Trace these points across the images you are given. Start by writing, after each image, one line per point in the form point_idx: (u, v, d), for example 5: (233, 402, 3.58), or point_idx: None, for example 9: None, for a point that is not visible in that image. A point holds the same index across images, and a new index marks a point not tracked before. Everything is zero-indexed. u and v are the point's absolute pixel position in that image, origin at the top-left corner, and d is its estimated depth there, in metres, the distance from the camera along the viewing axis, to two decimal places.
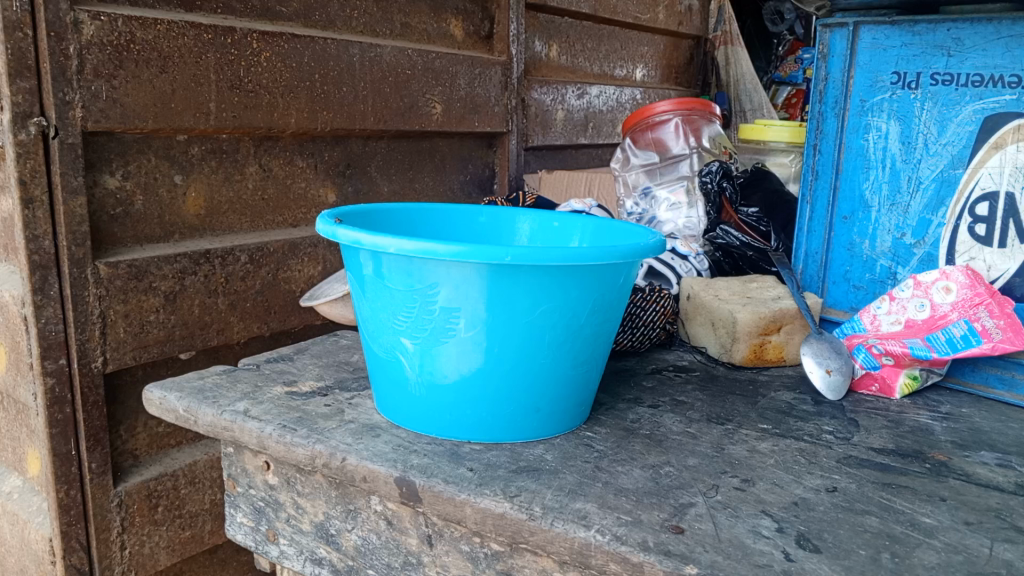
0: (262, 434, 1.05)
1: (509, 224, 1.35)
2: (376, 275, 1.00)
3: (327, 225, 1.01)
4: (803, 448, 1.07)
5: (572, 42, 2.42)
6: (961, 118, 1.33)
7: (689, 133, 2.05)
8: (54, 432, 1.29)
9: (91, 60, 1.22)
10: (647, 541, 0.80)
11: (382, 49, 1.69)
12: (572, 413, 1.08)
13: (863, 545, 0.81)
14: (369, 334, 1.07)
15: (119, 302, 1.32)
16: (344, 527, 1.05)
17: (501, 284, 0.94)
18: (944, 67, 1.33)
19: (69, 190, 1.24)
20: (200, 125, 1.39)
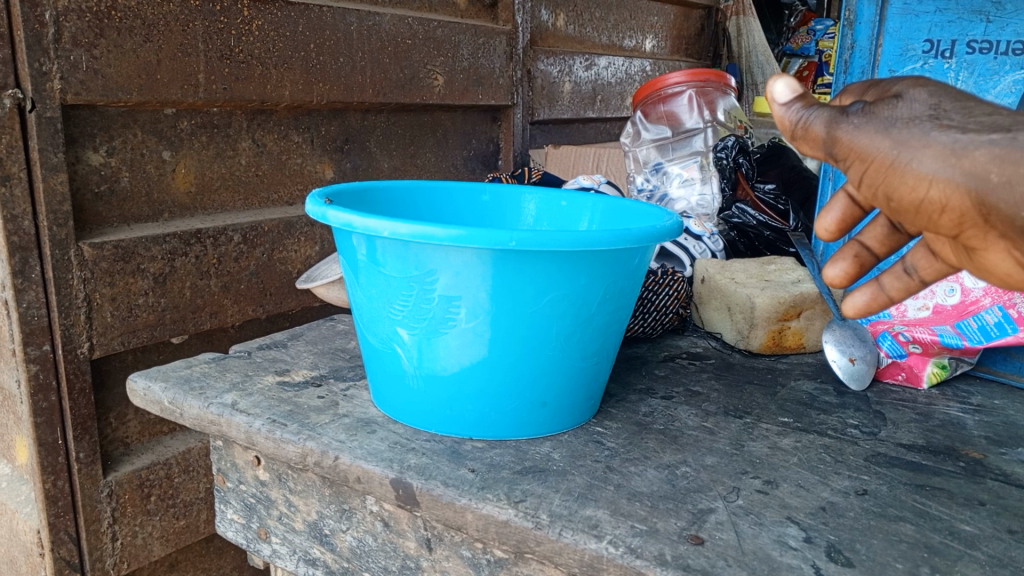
0: (250, 430, 0.98)
1: (514, 202, 1.27)
2: (371, 260, 0.92)
3: (317, 206, 0.94)
4: (828, 444, 1.00)
5: (580, 11, 2.32)
6: (1000, 89, 1.28)
7: (703, 105, 1.95)
8: (39, 421, 1.23)
9: (69, 27, 1.14)
10: (664, 554, 0.73)
11: (380, 17, 1.60)
12: (580, 408, 1.01)
13: (900, 558, 0.75)
14: (365, 324, 1.00)
15: (104, 284, 1.25)
16: (339, 528, 0.98)
17: (506, 270, 0.87)
18: (982, 34, 1.27)
19: (48, 166, 1.16)
20: (189, 98, 1.31)
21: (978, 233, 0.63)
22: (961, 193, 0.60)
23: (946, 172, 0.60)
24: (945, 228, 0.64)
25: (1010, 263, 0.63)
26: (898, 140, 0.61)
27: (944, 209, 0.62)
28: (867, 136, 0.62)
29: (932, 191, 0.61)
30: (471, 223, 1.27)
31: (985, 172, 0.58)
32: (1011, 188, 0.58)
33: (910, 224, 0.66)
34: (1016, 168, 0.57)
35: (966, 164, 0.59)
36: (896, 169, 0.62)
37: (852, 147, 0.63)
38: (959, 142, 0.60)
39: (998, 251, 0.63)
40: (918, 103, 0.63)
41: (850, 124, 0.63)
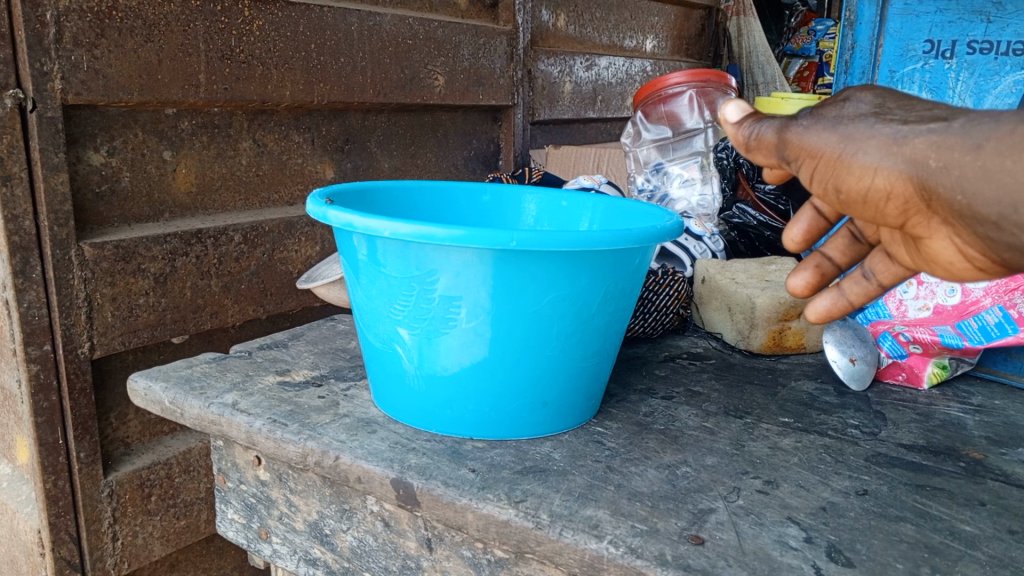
0: (251, 430, 0.99)
1: (514, 203, 1.27)
2: (371, 260, 0.92)
3: (318, 206, 0.94)
4: (828, 444, 1.00)
5: (581, 12, 2.32)
6: (1000, 90, 1.30)
7: (704, 106, 1.94)
8: (40, 421, 1.23)
9: (70, 28, 1.14)
10: (664, 554, 0.73)
11: (381, 18, 1.60)
12: (581, 408, 1.01)
13: (900, 559, 0.75)
14: (366, 325, 1.00)
15: (105, 284, 1.25)
16: (339, 528, 0.98)
17: (507, 270, 0.87)
18: (982, 34, 1.30)
19: (49, 166, 1.16)
20: (190, 98, 1.31)
21: (922, 220, 0.65)
22: (903, 180, 0.62)
23: (889, 161, 0.62)
24: (893, 217, 0.66)
25: (954, 249, 0.65)
26: (844, 134, 0.65)
27: (890, 197, 0.64)
28: (815, 135, 0.66)
29: (876, 179, 0.63)
30: (471, 224, 1.27)
31: (922, 158, 0.61)
32: (946, 173, 0.60)
33: (862, 218, 0.68)
34: (952, 153, 0.60)
35: (907, 152, 0.61)
36: (844, 161, 0.65)
37: (802, 146, 0.67)
38: (900, 132, 0.62)
39: (942, 238, 0.65)
40: (864, 102, 0.67)
41: (800, 125, 0.67)
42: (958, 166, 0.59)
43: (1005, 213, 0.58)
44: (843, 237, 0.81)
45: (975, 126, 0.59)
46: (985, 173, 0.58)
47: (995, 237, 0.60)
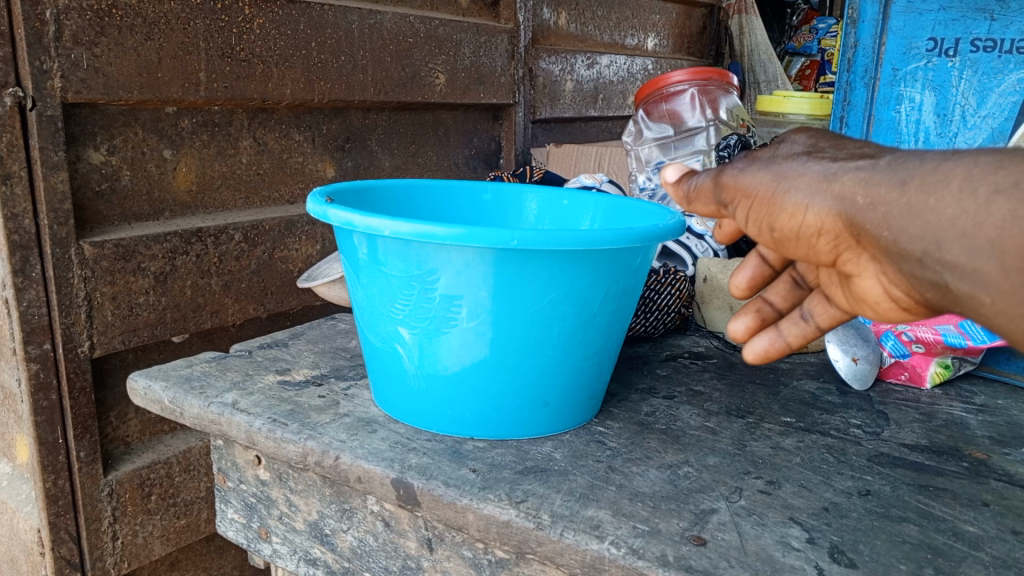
0: (250, 430, 0.98)
1: (515, 201, 1.27)
2: (372, 259, 0.92)
3: (319, 205, 0.93)
4: (831, 444, 1.00)
5: (582, 10, 2.31)
6: (1003, 88, 1.33)
7: (706, 104, 1.93)
8: (40, 420, 1.22)
9: (70, 26, 1.14)
10: (666, 555, 0.73)
11: (381, 16, 1.59)
12: (583, 408, 1.01)
13: (902, 560, 0.74)
14: (366, 324, 0.99)
15: (105, 283, 1.25)
16: (340, 528, 0.98)
17: (510, 269, 0.86)
18: (986, 32, 1.32)
19: (49, 165, 1.16)
20: (190, 96, 1.31)
21: (853, 256, 0.64)
22: (832, 215, 0.62)
23: (819, 197, 0.63)
24: (824, 254, 0.66)
25: (881, 288, 0.64)
26: (778, 173, 0.66)
27: (821, 233, 0.64)
28: (750, 175, 0.68)
29: (807, 216, 0.64)
30: (472, 222, 1.27)
31: (849, 195, 0.61)
32: (872, 209, 0.60)
33: (795, 257, 0.68)
34: (879, 189, 0.60)
35: (836, 188, 0.62)
36: (777, 199, 0.65)
37: (738, 186, 0.68)
38: (831, 170, 0.63)
39: (870, 276, 0.64)
40: (798, 144, 0.70)
41: (735, 169, 0.69)
42: (882, 202, 0.59)
43: (929, 250, 0.57)
44: (784, 282, 0.84)
45: (902, 165, 0.60)
46: (909, 209, 0.58)
47: (919, 277, 0.59)
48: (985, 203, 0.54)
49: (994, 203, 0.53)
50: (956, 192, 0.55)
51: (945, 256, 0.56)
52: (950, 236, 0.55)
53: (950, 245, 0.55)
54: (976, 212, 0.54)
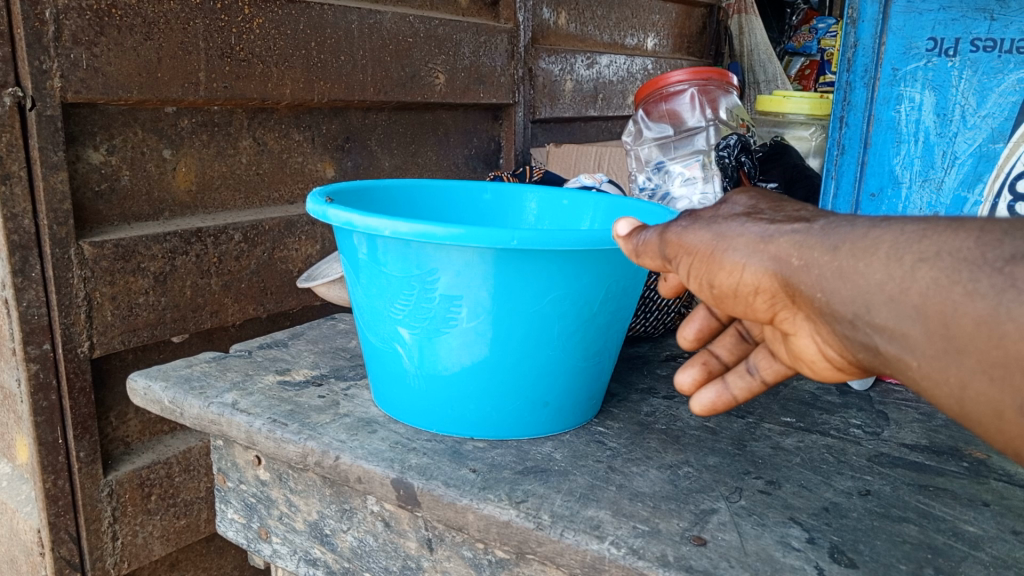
0: (250, 430, 0.98)
1: (515, 201, 1.27)
2: (371, 259, 0.92)
3: (318, 205, 0.93)
4: (831, 444, 1.00)
5: (582, 10, 2.31)
6: (1003, 88, 1.38)
7: (705, 104, 1.93)
8: (39, 420, 1.22)
9: (69, 26, 1.13)
10: (666, 555, 0.73)
11: (381, 15, 1.59)
12: (583, 408, 1.01)
13: (902, 560, 0.74)
14: (366, 323, 0.99)
15: (105, 283, 1.25)
16: (340, 528, 0.98)
17: (510, 270, 0.86)
18: (986, 32, 1.36)
19: (48, 165, 1.15)
20: (189, 96, 1.31)
21: (789, 315, 0.66)
22: (769, 275, 0.64)
23: (756, 258, 0.65)
24: (762, 312, 0.68)
25: (816, 347, 0.66)
26: (718, 233, 0.68)
27: (757, 291, 0.66)
28: (692, 234, 0.70)
29: (744, 275, 0.66)
30: (472, 222, 1.27)
31: (785, 257, 0.63)
32: (806, 271, 0.61)
33: (736, 315, 0.70)
34: (812, 253, 0.61)
35: (772, 250, 0.64)
36: (716, 258, 0.68)
37: (681, 244, 0.70)
38: (767, 232, 0.66)
39: (805, 335, 0.66)
40: (738, 205, 0.72)
41: (678, 227, 0.71)
42: (814, 266, 0.61)
43: (859, 313, 0.58)
44: (730, 336, 0.85)
45: (835, 230, 0.61)
46: (840, 273, 0.59)
47: (850, 339, 0.60)
48: (910, 270, 0.55)
49: (919, 270, 0.54)
50: (885, 258, 0.57)
51: (874, 319, 0.57)
52: (876, 301, 0.56)
53: (877, 309, 0.57)
54: (902, 278, 0.55)
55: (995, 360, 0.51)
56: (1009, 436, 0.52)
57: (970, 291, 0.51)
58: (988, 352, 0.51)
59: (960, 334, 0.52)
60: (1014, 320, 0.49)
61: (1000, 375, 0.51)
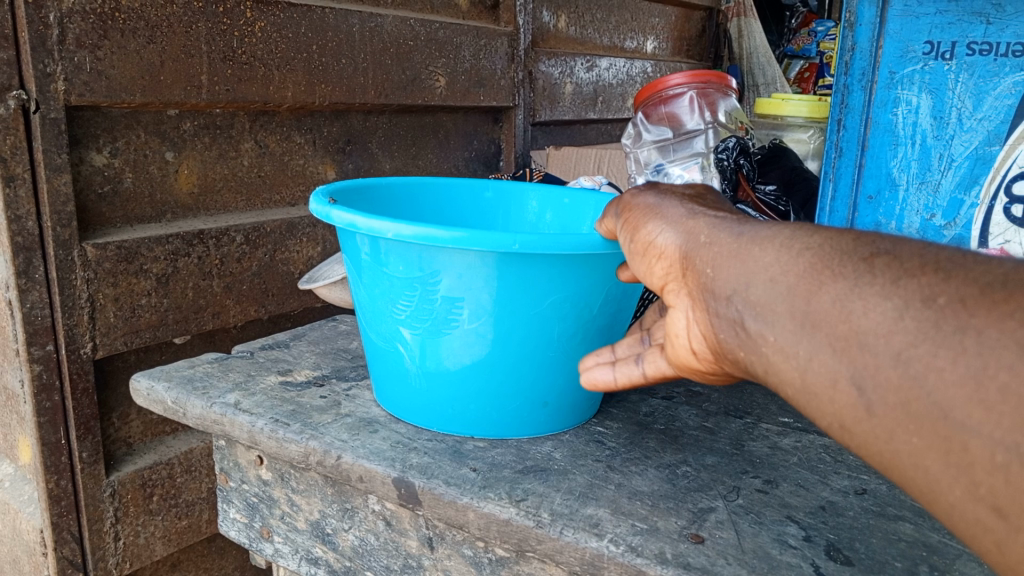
0: (253, 429, 0.99)
1: (518, 200, 1.28)
2: (374, 260, 0.93)
3: (322, 205, 0.94)
4: (828, 444, 1.01)
5: (582, 13, 2.33)
6: (999, 91, 1.44)
7: (704, 106, 1.95)
8: (42, 421, 1.23)
9: (73, 29, 1.14)
10: (664, 552, 0.74)
11: (382, 19, 1.60)
12: (582, 407, 1.02)
13: (898, 557, 0.75)
14: (368, 322, 1.00)
15: (108, 285, 1.26)
16: (342, 527, 0.99)
17: (512, 273, 0.87)
18: (982, 35, 1.43)
19: (52, 167, 1.17)
20: (192, 99, 1.32)
21: (676, 288, 0.71)
22: (676, 245, 0.70)
23: (675, 229, 0.72)
24: (657, 279, 0.73)
25: (685, 324, 0.70)
26: (660, 203, 0.76)
27: (662, 256, 0.72)
28: (644, 197, 0.79)
29: (659, 237, 0.73)
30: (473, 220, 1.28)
31: (697, 233, 0.69)
32: (707, 247, 0.67)
33: (640, 276, 0.76)
34: (719, 233, 0.67)
35: (691, 224, 0.71)
36: (647, 217, 0.75)
37: (631, 201, 0.79)
38: (696, 212, 0.72)
39: (680, 312, 0.70)
40: (698, 190, 0.81)
41: (636, 190, 0.80)
42: (716, 242, 0.66)
43: (739, 289, 0.62)
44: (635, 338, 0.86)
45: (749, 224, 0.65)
46: (735, 253, 0.63)
47: (722, 316, 0.64)
48: (796, 255, 0.59)
49: (803, 256, 0.58)
50: (779, 246, 0.61)
51: (750, 295, 0.61)
52: (757, 279, 0.61)
53: (756, 286, 0.60)
54: (786, 262, 0.59)
55: (840, 334, 0.53)
56: (839, 405, 0.54)
57: (837, 275, 0.55)
58: (837, 326, 0.54)
59: (818, 311, 0.55)
60: (862, 298, 0.52)
61: (841, 347, 0.53)
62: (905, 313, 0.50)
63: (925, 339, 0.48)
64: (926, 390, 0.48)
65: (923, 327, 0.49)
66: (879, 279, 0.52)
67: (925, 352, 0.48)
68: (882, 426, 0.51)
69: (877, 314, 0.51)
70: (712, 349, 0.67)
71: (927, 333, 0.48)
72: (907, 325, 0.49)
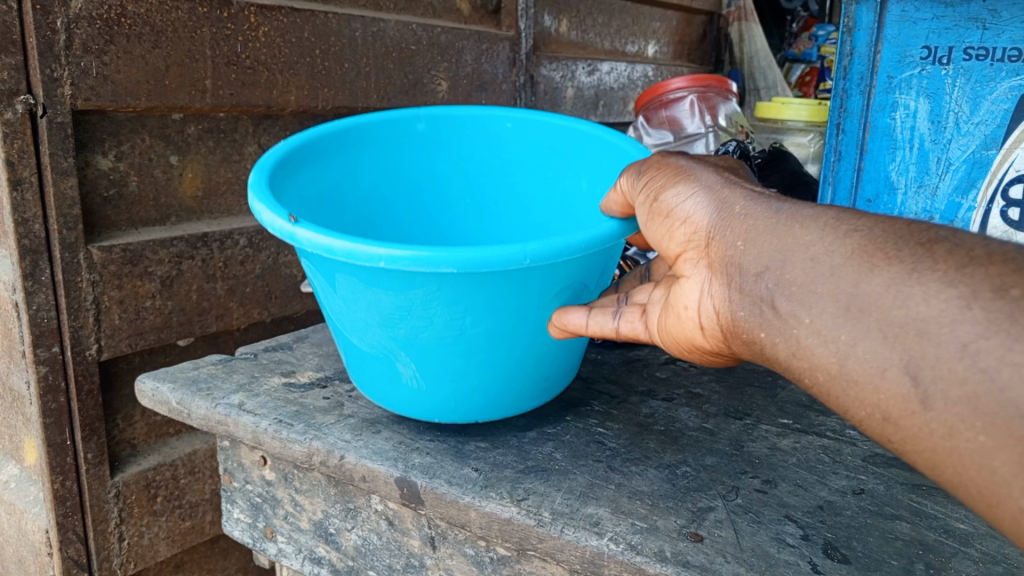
0: (257, 430, 1.00)
1: (495, 125, 1.29)
2: (354, 280, 0.86)
3: (282, 224, 0.84)
4: (827, 445, 1.01)
5: (583, 17, 2.34)
6: (996, 95, 1.45)
7: (705, 110, 1.96)
8: (48, 422, 1.24)
9: (80, 34, 1.16)
10: (663, 551, 0.75)
11: (384, 24, 1.62)
12: (571, 368, 1.07)
13: (895, 555, 0.76)
14: (348, 327, 0.96)
15: (112, 287, 1.27)
16: (344, 527, 1.00)
17: (511, 282, 0.85)
18: (979, 40, 1.44)
19: (59, 171, 1.18)
20: (196, 103, 1.33)
21: (693, 258, 0.78)
22: (709, 215, 0.77)
23: (708, 200, 0.78)
24: (677, 244, 0.80)
25: (695, 295, 0.77)
26: (694, 170, 0.82)
27: (689, 222, 0.79)
28: (677, 161, 0.85)
29: (689, 204, 0.79)
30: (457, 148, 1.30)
31: (732, 205, 0.76)
32: (744, 220, 0.74)
33: (656, 240, 0.83)
34: (756, 210, 0.74)
35: (725, 196, 0.77)
36: (682, 181, 0.81)
37: (660, 164, 0.85)
38: (728, 184, 0.79)
39: (694, 282, 0.77)
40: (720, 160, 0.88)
41: (667, 156, 0.86)
42: (751, 216, 0.74)
43: (774, 266, 0.69)
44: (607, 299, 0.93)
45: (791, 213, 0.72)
46: (778, 232, 0.71)
47: (747, 292, 0.71)
48: (843, 237, 0.66)
49: (851, 238, 0.66)
50: (822, 228, 0.68)
51: (785, 273, 0.68)
52: (797, 257, 0.68)
53: (794, 265, 0.68)
54: (834, 243, 0.66)
55: (894, 321, 0.60)
56: (884, 395, 0.60)
57: (893, 261, 0.62)
58: (891, 313, 0.60)
59: (867, 297, 0.62)
60: (924, 284, 0.59)
61: (894, 336, 0.60)
62: (975, 303, 0.56)
63: (996, 332, 0.54)
64: (996, 383, 0.54)
65: (995, 318, 0.55)
66: (942, 266, 0.59)
67: (994, 343, 0.54)
68: (939, 419, 0.57)
69: (940, 303, 0.57)
70: (724, 327, 0.75)
71: (1000, 326, 0.54)
72: (976, 314, 0.55)
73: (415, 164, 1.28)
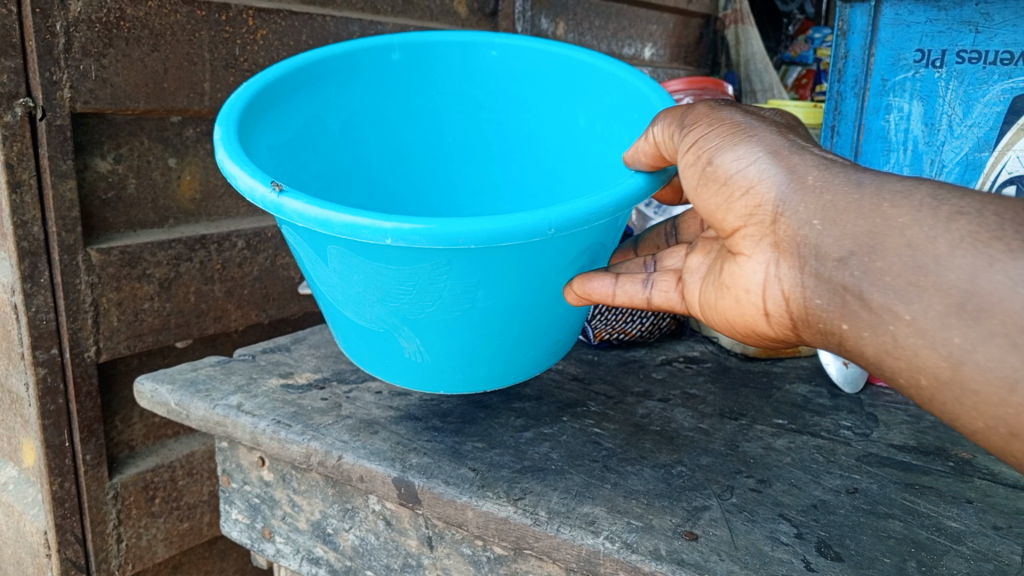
0: (256, 430, 1.00)
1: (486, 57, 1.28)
2: (349, 253, 0.85)
3: (267, 194, 0.82)
4: (821, 445, 1.02)
5: (579, 20, 2.35)
6: (989, 98, 1.44)
7: None
8: (47, 423, 1.25)
9: (79, 38, 1.16)
10: (658, 549, 0.76)
11: (381, 27, 1.62)
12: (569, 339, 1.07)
13: (887, 553, 0.77)
14: (340, 300, 0.94)
15: (111, 289, 1.27)
16: (342, 527, 1.00)
17: (524, 255, 0.84)
18: (971, 43, 1.44)
19: (58, 173, 1.18)
20: (194, 106, 1.34)
21: (755, 234, 0.74)
22: (774, 186, 0.73)
23: (772, 168, 0.74)
24: (734, 217, 0.76)
25: (761, 277, 0.75)
26: (752, 131, 0.78)
27: (750, 192, 0.74)
28: (731, 117, 0.81)
29: (751, 171, 0.74)
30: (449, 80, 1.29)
31: (803, 176, 0.72)
32: (818, 195, 0.70)
33: (711, 212, 0.79)
34: (836, 183, 0.70)
35: (791, 163, 0.73)
36: (738, 143, 0.77)
37: (711, 119, 0.81)
38: (794, 149, 0.75)
39: (758, 262, 0.74)
40: (776, 117, 0.84)
41: (717, 111, 0.82)
42: (828, 190, 0.70)
43: (861, 250, 0.66)
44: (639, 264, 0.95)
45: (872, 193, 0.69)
46: (873, 209, 0.67)
47: (823, 278, 0.69)
48: (947, 221, 0.63)
49: (958, 222, 0.63)
50: (918, 206, 0.65)
51: (874, 260, 0.65)
52: (891, 241, 0.65)
53: (884, 251, 0.65)
54: (941, 229, 0.63)
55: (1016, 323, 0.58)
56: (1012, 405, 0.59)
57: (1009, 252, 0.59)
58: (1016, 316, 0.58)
59: (982, 295, 0.60)
60: None
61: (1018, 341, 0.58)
62: None
63: None
64: None
65: None
66: None
67: None
68: None
69: None
70: (795, 312, 0.73)
71: None
72: None
73: (395, 96, 1.27)
